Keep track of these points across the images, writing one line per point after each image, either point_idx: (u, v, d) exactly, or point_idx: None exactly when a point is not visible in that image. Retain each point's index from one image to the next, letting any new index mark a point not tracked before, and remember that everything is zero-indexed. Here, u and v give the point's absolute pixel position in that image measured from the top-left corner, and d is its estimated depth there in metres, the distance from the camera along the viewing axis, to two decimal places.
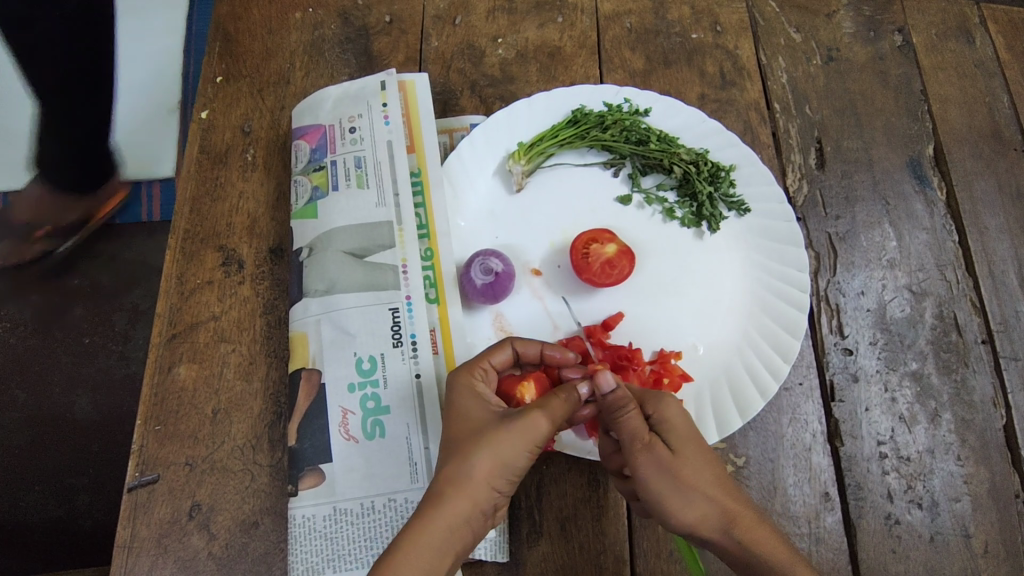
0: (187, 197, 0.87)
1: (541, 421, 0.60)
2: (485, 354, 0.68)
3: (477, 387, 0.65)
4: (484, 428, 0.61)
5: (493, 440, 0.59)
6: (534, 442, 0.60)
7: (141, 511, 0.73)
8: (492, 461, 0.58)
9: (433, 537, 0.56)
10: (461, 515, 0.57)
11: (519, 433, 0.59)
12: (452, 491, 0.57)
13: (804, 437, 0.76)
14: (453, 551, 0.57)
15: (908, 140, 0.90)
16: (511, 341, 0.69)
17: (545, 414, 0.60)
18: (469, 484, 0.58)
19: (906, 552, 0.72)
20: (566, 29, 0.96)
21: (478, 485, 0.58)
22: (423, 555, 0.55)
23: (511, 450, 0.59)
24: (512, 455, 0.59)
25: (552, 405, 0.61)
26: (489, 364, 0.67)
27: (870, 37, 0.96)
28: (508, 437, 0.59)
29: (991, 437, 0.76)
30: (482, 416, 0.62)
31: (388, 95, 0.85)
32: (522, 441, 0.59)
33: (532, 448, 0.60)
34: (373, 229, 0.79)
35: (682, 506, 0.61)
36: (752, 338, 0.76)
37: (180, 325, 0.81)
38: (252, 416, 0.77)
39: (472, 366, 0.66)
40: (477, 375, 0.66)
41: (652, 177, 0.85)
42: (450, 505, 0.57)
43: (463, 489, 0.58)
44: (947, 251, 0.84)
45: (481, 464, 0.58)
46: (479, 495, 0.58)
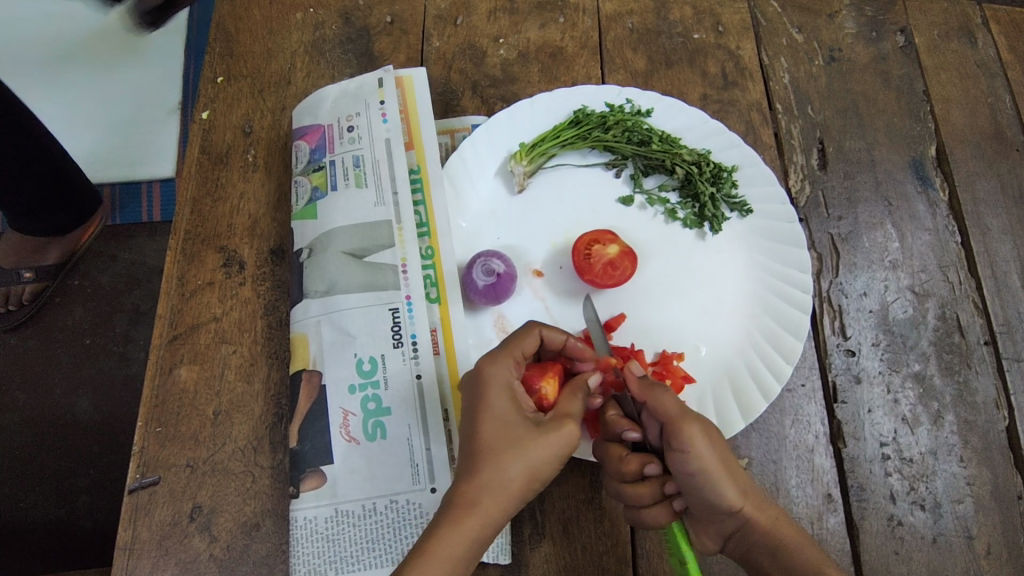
0: (187, 198, 0.86)
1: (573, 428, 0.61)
2: (515, 343, 0.66)
3: (510, 380, 0.63)
4: (518, 434, 0.60)
5: (530, 448, 0.59)
6: (564, 450, 0.61)
7: (141, 513, 0.73)
8: (527, 470, 0.59)
9: (465, 542, 0.57)
10: (492, 522, 0.58)
11: (555, 444, 0.60)
12: (486, 499, 0.58)
13: (806, 438, 0.76)
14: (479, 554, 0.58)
15: (911, 141, 0.90)
16: (541, 329, 0.68)
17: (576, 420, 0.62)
18: (504, 492, 0.58)
19: (909, 554, 0.72)
20: (568, 29, 0.96)
21: (509, 493, 0.59)
22: (456, 560, 0.56)
23: (545, 460, 0.60)
24: (545, 465, 0.60)
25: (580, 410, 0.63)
26: (519, 354, 0.66)
27: (872, 37, 0.96)
28: (544, 445, 0.60)
29: (994, 438, 0.76)
30: (516, 419, 0.61)
31: (385, 94, 0.85)
32: (555, 448, 0.60)
33: (562, 455, 0.61)
34: (373, 229, 0.79)
35: (716, 489, 0.62)
36: (754, 338, 0.76)
37: (181, 326, 0.80)
38: (253, 418, 0.77)
39: (506, 352, 0.65)
40: (511, 365, 0.64)
41: (654, 177, 0.84)
42: (482, 513, 0.58)
43: (496, 498, 0.58)
44: (950, 252, 0.84)
45: (515, 474, 0.59)
46: (510, 503, 0.59)
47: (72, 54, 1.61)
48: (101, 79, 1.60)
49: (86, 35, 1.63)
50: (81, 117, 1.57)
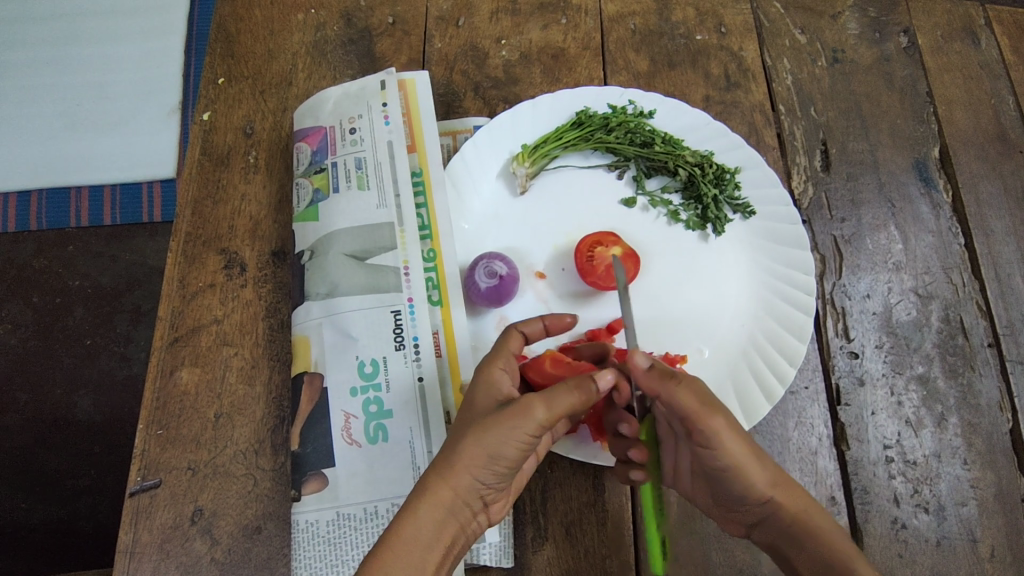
0: (188, 199, 0.86)
1: (537, 408, 0.58)
2: (502, 345, 0.66)
3: (492, 374, 0.63)
4: (477, 417, 0.60)
5: (481, 428, 0.59)
6: (525, 431, 0.58)
7: (142, 516, 0.72)
8: (477, 451, 0.58)
9: (422, 529, 0.56)
10: (446, 505, 0.58)
11: (508, 423, 0.58)
12: (435, 481, 0.58)
13: (809, 441, 0.75)
14: (444, 542, 0.57)
15: (914, 142, 0.89)
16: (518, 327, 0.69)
17: (545, 405, 0.58)
18: (452, 474, 0.58)
19: (912, 557, 0.71)
20: (570, 30, 0.95)
21: (460, 474, 0.58)
22: (415, 550, 0.56)
23: (498, 441, 0.58)
24: (498, 446, 0.58)
25: (555, 396, 0.59)
26: (510, 353, 0.66)
27: (875, 38, 0.95)
28: (496, 428, 0.58)
29: (998, 441, 0.76)
30: (487, 404, 0.61)
31: (387, 95, 0.85)
32: (509, 430, 0.58)
33: (526, 436, 0.58)
34: (374, 231, 0.79)
35: (743, 477, 0.62)
36: (757, 341, 0.75)
37: (182, 328, 0.80)
38: (255, 421, 0.76)
39: (495, 352, 0.65)
40: (498, 363, 0.64)
41: (657, 179, 0.84)
42: (433, 497, 0.57)
43: (447, 480, 0.58)
44: (954, 253, 0.84)
45: (464, 455, 0.58)
46: (461, 484, 0.58)
47: (73, 55, 1.61)
48: (102, 80, 1.59)
49: (86, 35, 1.62)
50: (82, 118, 1.56)
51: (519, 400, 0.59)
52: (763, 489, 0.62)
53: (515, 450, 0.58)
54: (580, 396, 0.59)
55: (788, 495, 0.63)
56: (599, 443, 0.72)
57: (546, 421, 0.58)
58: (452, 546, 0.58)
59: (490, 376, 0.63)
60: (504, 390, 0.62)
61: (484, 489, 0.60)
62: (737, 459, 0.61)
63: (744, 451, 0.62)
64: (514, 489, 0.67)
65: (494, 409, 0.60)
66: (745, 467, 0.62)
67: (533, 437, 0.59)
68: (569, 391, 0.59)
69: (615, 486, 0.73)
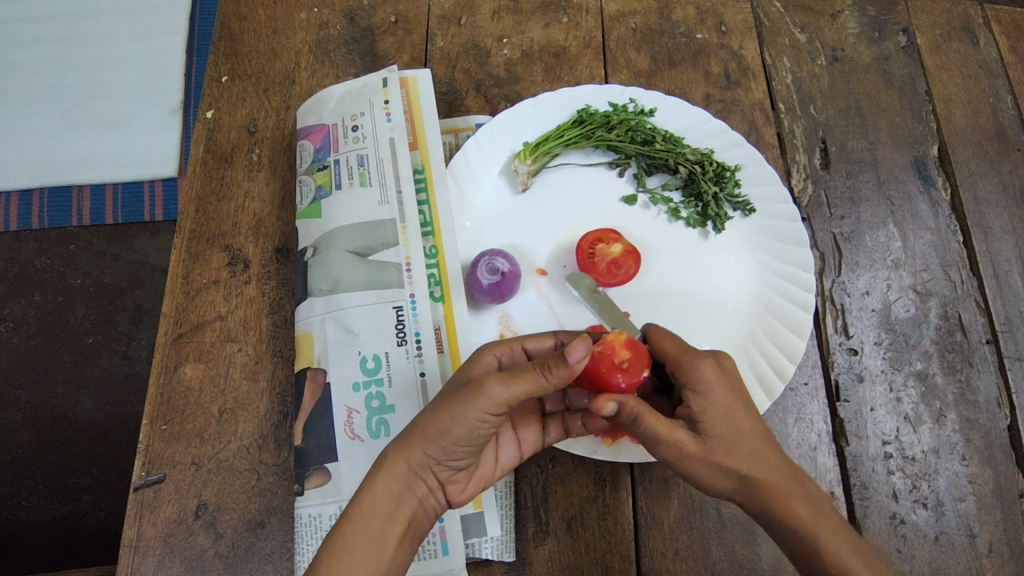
0: (192, 197, 0.87)
1: (490, 387, 0.58)
2: (522, 338, 0.68)
3: (478, 359, 0.65)
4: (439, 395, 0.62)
5: (436, 407, 0.60)
6: (478, 409, 0.58)
7: (147, 510, 0.73)
8: (429, 426, 0.60)
9: (377, 500, 0.59)
10: (399, 478, 0.60)
11: (460, 402, 0.58)
12: (392, 454, 0.60)
13: (809, 437, 0.76)
14: (400, 515, 0.60)
15: (913, 140, 0.90)
16: (557, 334, 0.70)
17: (501, 384, 0.58)
18: (407, 447, 0.60)
19: (911, 552, 0.72)
20: (571, 29, 0.96)
21: (411, 446, 0.60)
22: (373, 522, 0.59)
23: (449, 418, 0.59)
24: (449, 423, 0.59)
25: (512, 377, 0.58)
26: (519, 346, 0.67)
27: (875, 37, 0.96)
28: (449, 404, 0.59)
29: (996, 437, 0.76)
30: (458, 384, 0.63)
31: (390, 93, 0.85)
32: (460, 407, 0.58)
33: (477, 413, 0.58)
34: (376, 227, 0.79)
35: (709, 485, 0.62)
36: (757, 337, 0.76)
37: (186, 324, 0.81)
38: (258, 416, 0.77)
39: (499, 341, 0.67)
40: (498, 350, 0.66)
41: (657, 177, 0.85)
42: (387, 469, 0.60)
43: (401, 452, 0.60)
44: (952, 251, 0.84)
45: (419, 427, 0.60)
46: (414, 457, 0.60)
47: (75, 54, 1.61)
48: (104, 79, 1.60)
49: (88, 35, 1.63)
50: (84, 118, 1.57)
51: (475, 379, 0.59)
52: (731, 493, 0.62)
53: (462, 427, 0.59)
54: (545, 376, 0.58)
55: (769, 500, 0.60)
56: (600, 438, 0.71)
57: (502, 400, 0.58)
58: (408, 519, 0.60)
59: (478, 359, 0.65)
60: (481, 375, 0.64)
61: (436, 464, 0.61)
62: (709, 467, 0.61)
63: (714, 461, 0.61)
64: (479, 474, 0.67)
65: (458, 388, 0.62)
66: (714, 476, 0.61)
67: (488, 416, 0.59)
68: (530, 369, 0.58)
69: (617, 481, 0.73)
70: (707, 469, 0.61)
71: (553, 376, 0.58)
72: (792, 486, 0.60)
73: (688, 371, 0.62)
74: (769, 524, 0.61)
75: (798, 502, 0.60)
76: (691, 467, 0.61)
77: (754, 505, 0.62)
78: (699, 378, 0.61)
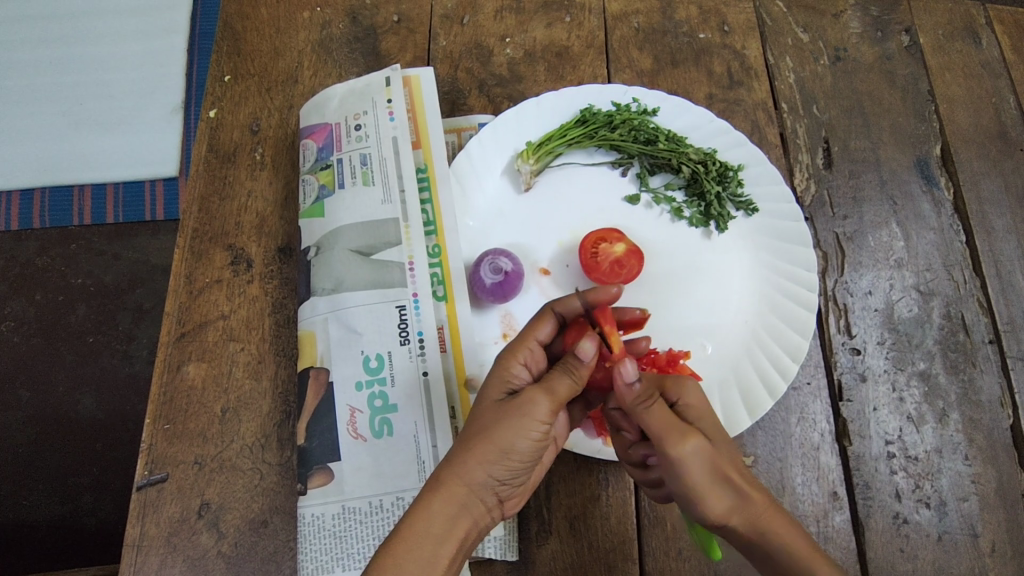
0: (196, 196, 0.87)
1: (540, 399, 0.60)
2: (529, 332, 0.66)
3: (507, 369, 0.63)
4: (484, 416, 0.60)
5: (490, 427, 0.59)
6: (535, 423, 0.59)
7: (150, 509, 0.73)
8: (491, 447, 0.58)
9: (433, 522, 0.55)
10: (459, 500, 0.57)
11: (518, 415, 0.59)
12: (448, 476, 0.57)
13: (812, 437, 0.76)
14: (457, 537, 0.56)
15: (916, 140, 0.90)
16: (553, 310, 0.68)
17: (547, 395, 0.60)
18: (467, 470, 0.57)
19: (914, 552, 0.72)
20: (574, 29, 0.96)
21: (474, 469, 0.57)
22: (425, 545, 0.54)
23: (510, 436, 0.59)
24: (511, 441, 0.59)
25: (557, 387, 0.61)
26: (534, 341, 0.66)
27: (877, 37, 0.96)
28: (506, 423, 0.59)
29: (999, 437, 0.76)
30: (495, 398, 0.62)
31: (393, 92, 0.85)
32: (521, 422, 0.59)
33: (534, 426, 0.59)
34: (379, 227, 0.79)
35: (701, 501, 0.57)
36: (760, 337, 0.76)
37: (189, 324, 0.81)
38: (261, 416, 0.77)
39: (516, 343, 0.65)
40: (518, 354, 0.64)
41: (660, 177, 0.84)
42: (447, 491, 0.56)
43: (461, 474, 0.57)
44: (955, 251, 0.84)
45: (478, 449, 0.58)
46: (477, 479, 0.58)
47: (77, 54, 1.61)
48: (105, 79, 1.60)
49: (90, 34, 1.63)
50: (85, 117, 1.57)
51: (524, 395, 0.60)
52: (720, 515, 0.57)
53: (527, 442, 0.59)
54: (573, 384, 0.61)
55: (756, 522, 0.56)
56: (602, 438, 0.72)
57: (551, 411, 0.60)
58: (463, 543, 0.57)
59: (506, 371, 0.63)
60: (516, 385, 0.63)
61: (497, 485, 0.59)
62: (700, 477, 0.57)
63: (702, 472, 0.57)
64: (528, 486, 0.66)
65: (501, 406, 0.60)
66: (703, 491, 0.57)
67: (547, 426, 0.60)
68: (562, 377, 0.61)
69: (620, 481, 0.73)
70: (700, 476, 0.57)
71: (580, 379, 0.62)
72: (774, 510, 0.57)
73: (677, 391, 0.64)
74: (750, 549, 0.57)
75: (783, 529, 0.56)
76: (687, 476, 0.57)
77: (740, 528, 0.57)
78: (686, 394, 0.64)
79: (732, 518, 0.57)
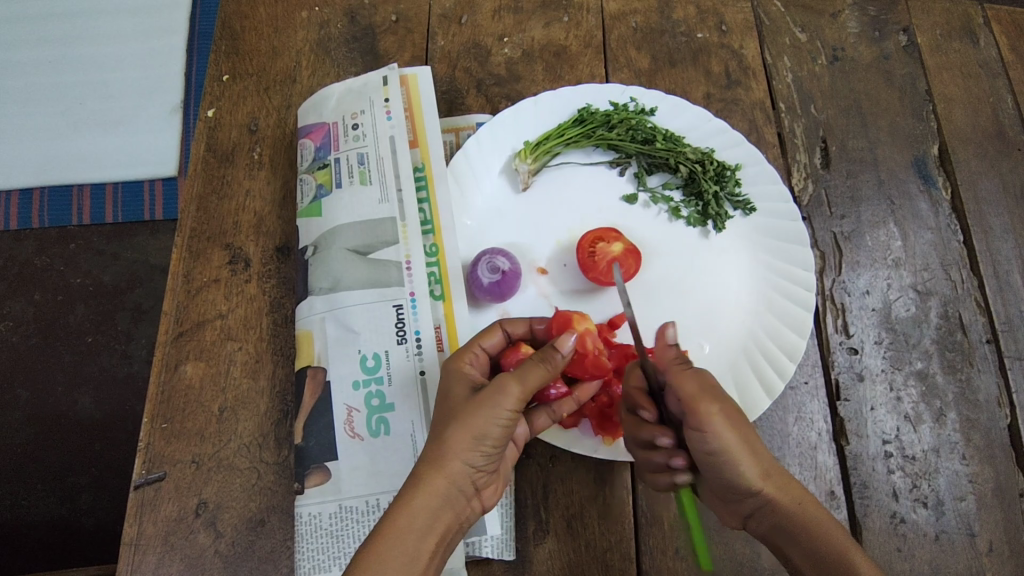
0: (193, 195, 0.87)
1: (510, 386, 0.60)
2: (475, 339, 0.68)
3: (461, 368, 0.65)
4: (454, 408, 0.60)
5: (461, 416, 0.59)
6: (504, 409, 0.59)
7: (147, 509, 0.73)
8: (464, 434, 0.58)
9: (414, 518, 0.56)
10: (438, 494, 0.57)
11: (489, 401, 0.59)
12: (426, 471, 0.58)
13: (809, 436, 0.76)
14: (438, 530, 0.57)
15: (914, 140, 0.90)
16: (502, 324, 0.69)
17: (518, 382, 0.60)
18: (443, 462, 0.58)
19: (911, 551, 0.72)
20: (572, 28, 0.96)
21: (450, 460, 0.58)
22: (408, 540, 0.55)
23: (482, 422, 0.59)
24: (484, 427, 0.59)
25: (529, 375, 0.61)
26: (479, 348, 0.68)
27: (875, 36, 0.96)
28: (477, 411, 0.59)
29: (996, 436, 0.76)
30: (462, 391, 0.62)
31: (390, 91, 0.86)
32: (490, 409, 0.59)
33: (503, 412, 0.59)
34: (376, 226, 0.79)
35: (737, 466, 0.62)
36: (757, 336, 0.76)
37: (187, 323, 0.81)
38: (258, 415, 0.77)
39: (463, 349, 0.67)
40: (465, 357, 0.66)
41: (657, 176, 0.84)
42: (427, 485, 0.57)
43: (438, 466, 0.58)
44: (952, 251, 0.84)
45: (453, 439, 0.58)
46: (455, 470, 0.58)
47: (76, 54, 1.61)
48: (104, 78, 1.60)
49: (89, 34, 1.63)
50: (84, 117, 1.57)
51: (493, 383, 0.60)
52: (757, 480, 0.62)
53: (500, 427, 0.59)
54: (546, 371, 0.62)
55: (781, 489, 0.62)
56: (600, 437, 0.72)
57: (521, 395, 0.60)
58: (445, 536, 0.58)
59: (460, 368, 0.65)
60: (475, 381, 0.64)
61: (473, 473, 0.60)
62: (738, 444, 0.62)
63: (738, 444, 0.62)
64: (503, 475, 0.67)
65: (470, 397, 0.61)
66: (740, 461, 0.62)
67: (515, 412, 0.60)
68: (536, 365, 0.61)
69: (617, 480, 0.73)
70: (738, 445, 0.62)
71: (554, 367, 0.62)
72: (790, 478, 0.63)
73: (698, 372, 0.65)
74: (777, 516, 0.62)
75: (802, 499, 0.62)
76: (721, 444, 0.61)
77: (772, 493, 0.62)
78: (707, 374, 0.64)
79: (765, 484, 0.62)
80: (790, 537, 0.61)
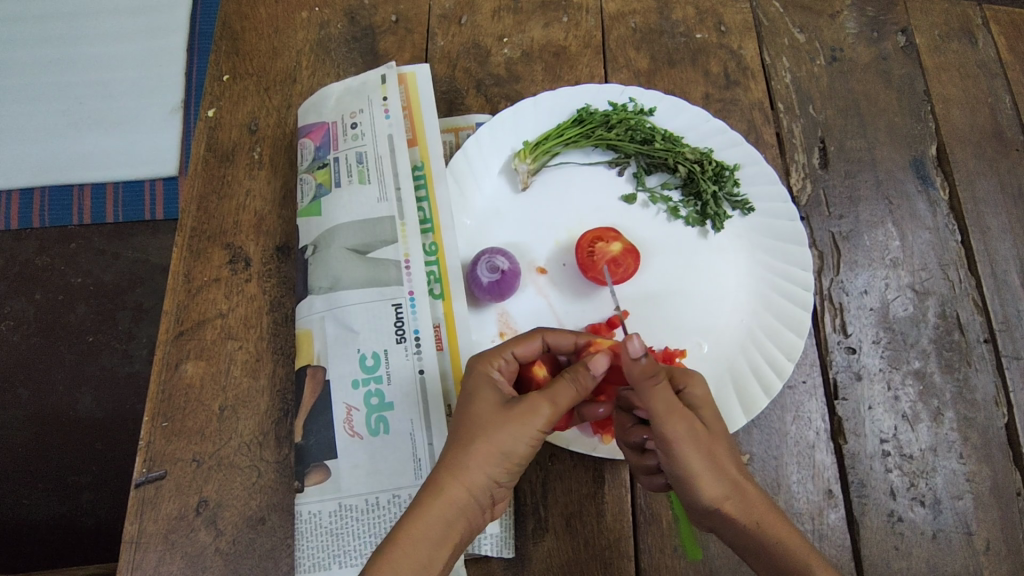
0: (194, 194, 0.87)
1: (542, 404, 0.60)
2: (509, 344, 0.66)
3: (489, 376, 0.64)
4: (481, 418, 0.61)
5: (489, 428, 0.60)
6: (533, 425, 0.60)
7: (148, 507, 0.73)
8: (489, 450, 0.59)
9: (431, 527, 0.57)
10: (456, 504, 0.58)
11: (520, 417, 0.60)
12: (447, 482, 0.58)
13: (806, 435, 0.76)
14: (451, 540, 0.58)
15: (912, 140, 0.90)
16: (543, 334, 0.68)
17: (549, 401, 0.61)
18: (465, 473, 0.59)
19: (908, 549, 0.72)
20: (571, 29, 0.96)
21: (472, 472, 0.59)
22: (422, 550, 0.56)
23: (510, 439, 0.60)
24: (511, 443, 0.60)
25: (557, 389, 0.61)
26: (512, 354, 0.66)
27: (873, 37, 0.96)
28: (506, 427, 0.60)
29: (993, 435, 0.76)
30: (490, 400, 0.62)
31: (388, 88, 0.86)
32: (517, 426, 0.60)
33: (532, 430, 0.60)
34: (375, 225, 0.80)
35: (696, 487, 0.61)
36: (756, 335, 0.76)
37: (187, 322, 0.81)
38: (259, 413, 0.77)
39: (493, 351, 0.66)
40: (493, 362, 0.65)
41: (656, 176, 0.85)
42: (445, 495, 0.58)
43: (460, 478, 0.59)
44: (950, 250, 0.85)
45: (476, 451, 0.59)
46: (475, 482, 0.59)
47: (77, 54, 1.61)
48: (105, 78, 1.60)
49: (90, 34, 1.63)
50: (84, 117, 1.57)
51: (524, 399, 0.61)
52: (717, 502, 0.61)
53: (524, 446, 0.60)
54: (578, 389, 0.62)
55: (748, 511, 0.61)
56: (599, 436, 0.72)
57: (550, 414, 0.61)
58: (458, 545, 0.58)
59: (488, 374, 0.64)
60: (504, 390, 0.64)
61: (494, 486, 0.60)
62: (702, 466, 0.60)
63: (694, 466, 0.60)
64: None
65: (497, 407, 0.61)
66: (697, 486, 0.61)
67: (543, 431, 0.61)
68: (567, 383, 0.61)
69: (616, 479, 0.73)
70: (700, 467, 0.60)
71: (581, 385, 0.62)
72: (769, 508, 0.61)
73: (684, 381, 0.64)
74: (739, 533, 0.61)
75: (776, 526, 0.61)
76: (684, 460, 0.60)
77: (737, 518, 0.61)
78: (694, 386, 0.64)
79: (725, 506, 0.61)
80: (752, 553, 0.61)
